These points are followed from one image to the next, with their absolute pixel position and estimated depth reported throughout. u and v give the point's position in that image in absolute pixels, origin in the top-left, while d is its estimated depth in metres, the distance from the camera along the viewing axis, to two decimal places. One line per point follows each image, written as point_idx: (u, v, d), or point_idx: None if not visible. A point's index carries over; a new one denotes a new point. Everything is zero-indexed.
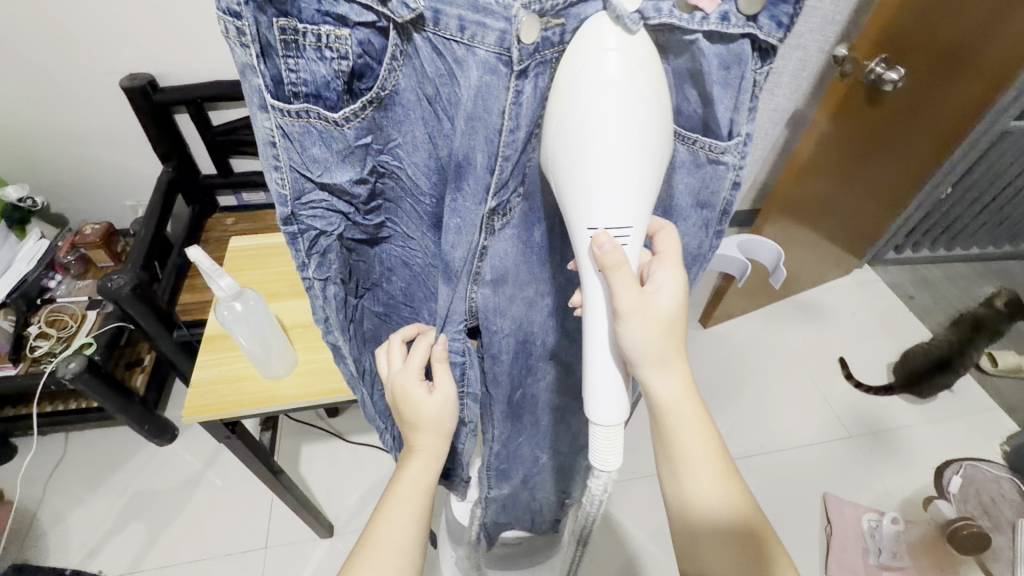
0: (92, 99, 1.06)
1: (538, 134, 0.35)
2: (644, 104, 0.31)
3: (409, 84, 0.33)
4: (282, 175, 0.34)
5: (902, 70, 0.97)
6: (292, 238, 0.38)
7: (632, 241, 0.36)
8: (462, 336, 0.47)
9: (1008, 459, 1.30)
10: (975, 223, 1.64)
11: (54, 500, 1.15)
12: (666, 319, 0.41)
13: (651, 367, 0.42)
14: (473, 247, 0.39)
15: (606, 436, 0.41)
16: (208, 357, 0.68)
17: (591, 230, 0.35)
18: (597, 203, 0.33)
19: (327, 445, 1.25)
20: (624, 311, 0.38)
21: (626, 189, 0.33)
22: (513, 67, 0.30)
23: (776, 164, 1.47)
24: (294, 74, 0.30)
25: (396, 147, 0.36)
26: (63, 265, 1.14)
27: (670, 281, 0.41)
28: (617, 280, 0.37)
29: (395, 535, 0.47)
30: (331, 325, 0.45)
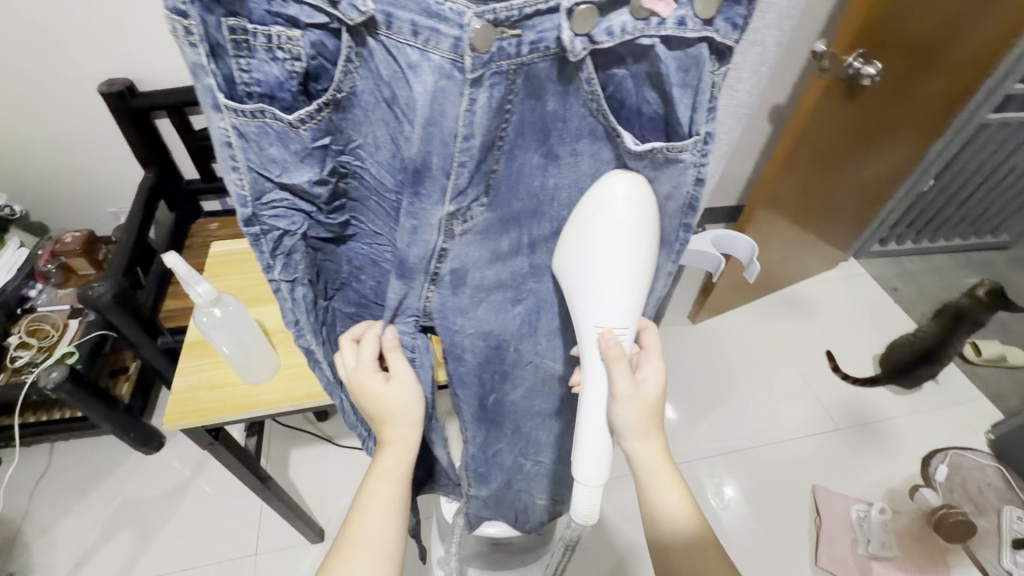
0: (71, 106, 1.05)
1: (497, 144, 0.36)
2: (643, 238, 0.40)
3: (367, 86, 0.33)
4: (241, 175, 0.34)
5: (879, 64, 0.98)
6: (254, 240, 0.38)
7: (628, 337, 0.43)
8: (411, 329, 0.48)
9: (993, 447, 1.32)
10: (957, 214, 1.66)
11: (39, 512, 1.13)
12: (651, 401, 0.47)
13: (638, 440, 0.47)
14: (431, 248, 0.40)
15: (588, 494, 0.46)
16: (188, 364, 0.67)
17: (598, 329, 0.43)
18: (602, 307, 0.42)
19: (316, 449, 1.24)
20: (620, 396, 0.44)
21: (624, 300, 0.42)
22: (467, 74, 0.30)
23: (758, 160, 1.49)
24: (246, 74, 0.30)
25: (358, 147, 0.36)
26: (44, 273, 1.12)
27: (653, 370, 0.49)
28: (616, 370, 0.43)
29: (370, 531, 0.48)
30: (303, 328, 0.45)
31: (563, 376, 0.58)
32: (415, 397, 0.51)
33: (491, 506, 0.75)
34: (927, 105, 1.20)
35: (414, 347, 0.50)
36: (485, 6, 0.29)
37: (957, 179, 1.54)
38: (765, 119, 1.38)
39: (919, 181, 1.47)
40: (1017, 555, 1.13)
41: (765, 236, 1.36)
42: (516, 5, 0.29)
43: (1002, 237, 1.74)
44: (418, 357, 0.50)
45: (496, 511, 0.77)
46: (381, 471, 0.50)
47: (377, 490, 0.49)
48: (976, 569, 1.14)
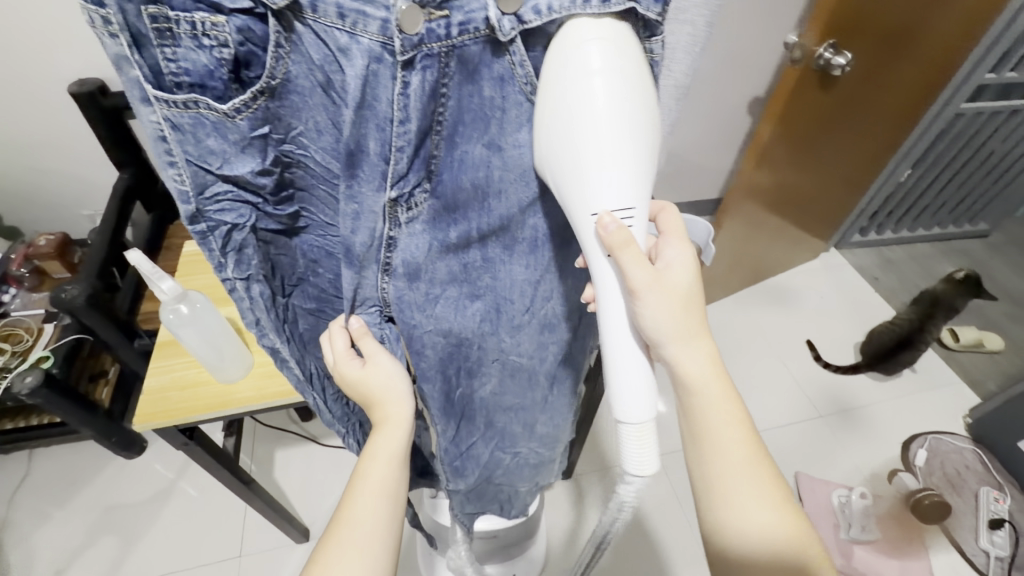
0: (41, 107, 1.03)
1: (435, 129, 0.35)
2: (627, 84, 0.33)
3: (301, 71, 0.33)
4: (180, 169, 0.34)
5: (849, 54, 0.99)
6: (202, 237, 0.37)
7: (635, 221, 0.37)
8: (376, 317, 0.48)
9: (971, 431, 1.34)
10: (934, 203, 1.69)
11: (19, 520, 1.12)
12: (683, 290, 0.45)
13: (675, 344, 0.44)
14: (375, 235, 0.40)
15: (638, 437, 0.43)
16: (159, 364, 0.67)
17: (595, 215, 0.36)
18: (598, 184, 0.35)
19: (301, 449, 1.23)
20: (640, 288, 0.40)
21: (622, 173, 0.35)
22: (397, 55, 0.31)
23: (738, 152, 1.51)
24: (173, 64, 0.30)
25: (299, 135, 0.36)
26: (18, 278, 1.10)
27: (679, 255, 0.46)
28: (628, 257, 0.38)
29: (363, 513, 0.48)
30: (264, 327, 0.45)
31: (534, 369, 0.59)
32: (398, 375, 0.51)
33: (475, 500, 0.75)
34: (899, 94, 1.22)
35: (383, 335, 0.50)
36: None
37: (933, 169, 1.56)
38: (744, 113, 1.40)
39: (896, 170, 1.49)
40: (993, 536, 1.16)
41: (747, 227, 1.37)
42: None
43: (981, 225, 1.78)
44: (389, 345, 0.51)
45: (482, 506, 0.78)
46: (377, 451, 0.51)
47: (372, 472, 0.50)
48: (954, 549, 1.16)
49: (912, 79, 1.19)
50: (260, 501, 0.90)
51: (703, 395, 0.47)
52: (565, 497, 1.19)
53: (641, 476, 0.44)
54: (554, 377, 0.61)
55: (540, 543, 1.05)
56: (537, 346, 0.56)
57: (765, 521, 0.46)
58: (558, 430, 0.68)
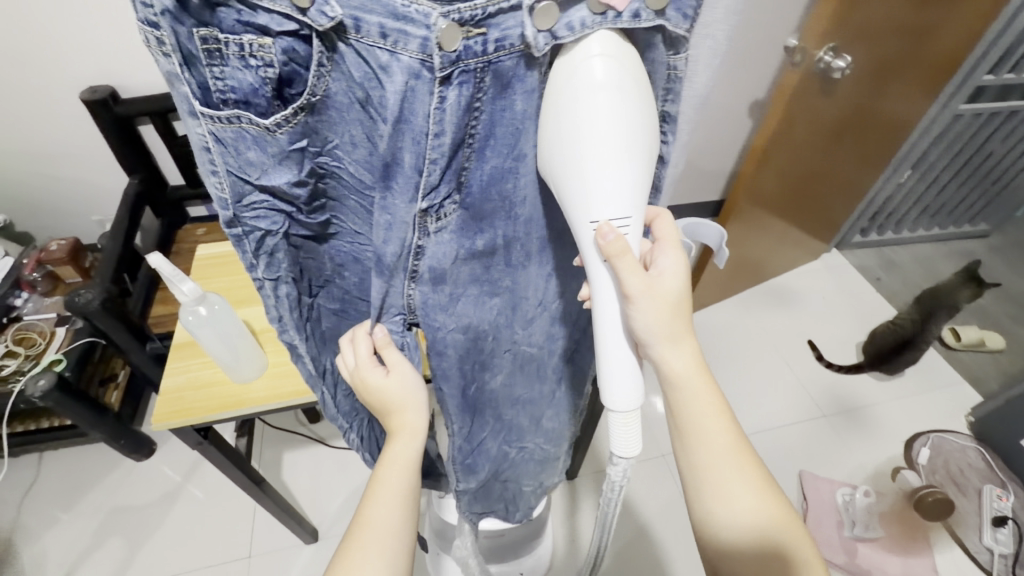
0: (54, 114, 1.05)
1: (467, 142, 0.37)
2: (629, 102, 0.35)
3: (340, 87, 0.34)
4: (221, 179, 0.35)
5: (849, 57, 1.00)
6: (237, 241, 0.39)
7: (632, 230, 0.39)
8: (400, 327, 0.50)
9: (973, 429, 1.35)
10: (935, 204, 1.70)
11: (30, 522, 1.13)
12: (672, 298, 0.45)
13: (663, 344, 0.45)
14: (406, 245, 0.41)
15: (623, 422, 0.44)
16: (177, 364, 0.68)
17: (594, 224, 0.38)
18: (597, 196, 0.37)
19: (308, 450, 1.25)
20: (634, 294, 0.41)
21: (620, 183, 0.36)
22: (436, 73, 0.32)
23: (737, 155, 1.53)
24: (221, 82, 0.32)
25: (334, 147, 0.38)
26: (30, 282, 1.12)
27: (670, 264, 0.47)
28: (622, 265, 0.40)
29: (383, 518, 0.49)
30: (286, 325, 0.47)
31: (543, 360, 0.61)
32: (416, 384, 0.53)
33: (483, 498, 0.77)
34: (896, 97, 1.24)
35: (404, 343, 0.51)
36: (450, 6, 0.31)
37: (934, 169, 1.58)
38: (745, 115, 1.42)
39: (897, 172, 1.52)
40: (997, 533, 1.17)
41: (748, 228, 1.37)
42: (478, 5, 0.31)
43: (981, 226, 1.80)
44: (409, 353, 0.52)
45: (488, 505, 0.80)
46: (394, 459, 0.52)
47: (390, 477, 0.51)
48: (957, 546, 1.17)
49: (910, 82, 1.21)
50: (271, 503, 0.91)
51: (686, 392, 0.48)
52: (569, 498, 1.20)
53: (626, 458, 0.45)
54: (562, 371, 0.63)
55: (547, 542, 1.06)
56: (547, 338, 0.58)
57: (751, 506, 0.47)
58: (564, 424, 0.70)
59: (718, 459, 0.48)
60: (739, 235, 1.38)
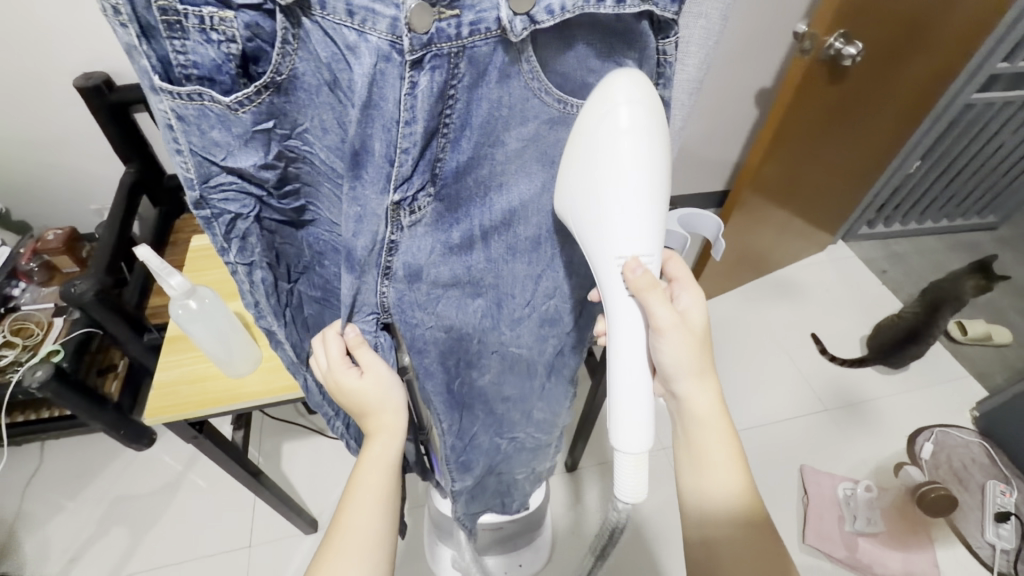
0: (47, 102, 1.03)
1: (439, 131, 0.35)
2: (656, 142, 0.36)
3: (308, 68, 0.32)
4: (186, 158, 0.33)
5: (860, 44, 0.97)
6: (206, 223, 0.37)
7: (654, 264, 0.40)
8: (372, 325, 0.48)
9: (978, 425, 1.33)
10: (944, 195, 1.67)
11: (32, 511, 1.13)
12: (696, 333, 0.47)
13: (690, 382, 0.47)
14: (378, 238, 0.39)
15: (633, 463, 0.43)
16: (170, 358, 0.67)
17: (622, 259, 0.39)
18: (624, 233, 0.38)
19: (307, 442, 1.25)
20: (664, 326, 0.41)
21: (643, 222, 0.38)
22: (406, 57, 0.31)
23: (743, 145, 1.50)
24: (182, 56, 0.29)
25: (304, 131, 0.36)
26: (26, 272, 1.12)
27: (691, 301, 0.48)
28: (653, 299, 0.40)
29: (360, 523, 0.50)
30: (263, 310, 0.45)
31: (533, 360, 0.60)
32: (391, 384, 0.52)
33: (478, 497, 0.77)
34: (906, 85, 1.21)
35: (378, 344, 0.50)
36: None
37: (945, 160, 1.54)
38: (751, 105, 1.39)
39: (906, 162, 1.49)
40: (998, 528, 1.15)
41: (752, 219, 1.35)
42: None
43: (990, 218, 1.77)
44: (384, 353, 0.51)
45: (484, 502, 0.80)
46: (370, 461, 0.52)
47: (369, 481, 0.52)
48: (959, 541, 1.16)
49: (922, 70, 1.18)
50: (270, 495, 0.91)
51: (704, 431, 0.50)
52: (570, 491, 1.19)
53: (632, 502, 0.44)
54: (552, 366, 0.62)
55: (547, 532, 1.06)
56: (537, 339, 0.57)
57: (743, 540, 0.49)
58: (556, 416, 0.69)
59: (715, 492, 0.49)
60: (742, 226, 1.35)
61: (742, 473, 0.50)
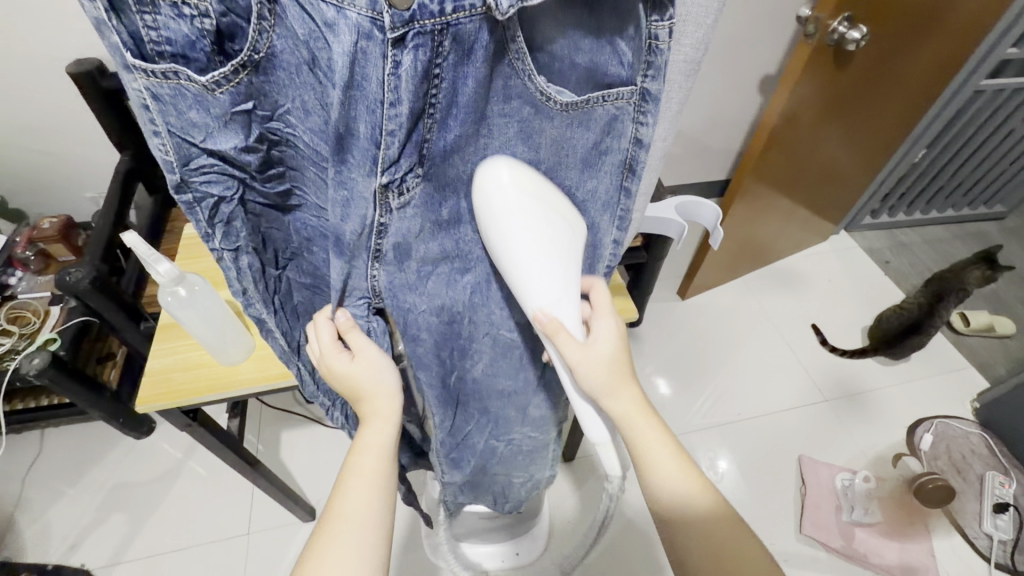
0: (39, 88, 1.01)
1: (426, 112, 0.35)
2: (535, 209, 0.41)
3: (286, 45, 0.32)
4: (164, 141, 0.33)
5: (865, 28, 0.95)
6: (188, 209, 0.37)
7: (565, 309, 0.46)
8: (363, 307, 0.48)
9: (978, 416, 1.33)
10: (950, 185, 1.65)
11: (33, 497, 1.14)
12: (607, 358, 0.49)
13: (606, 397, 0.49)
14: (367, 222, 0.39)
15: (605, 451, 0.53)
16: (163, 346, 0.67)
17: (532, 310, 0.45)
18: (530, 288, 0.44)
19: (306, 430, 1.25)
20: (576, 364, 0.47)
21: (545, 277, 0.44)
22: (388, 34, 0.30)
23: (746, 133, 1.48)
24: (154, 31, 0.29)
25: (286, 112, 0.36)
26: (22, 261, 1.11)
27: (604, 328, 0.50)
28: (563, 341, 0.46)
29: (355, 507, 0.49)
30: (252, 297, 0.45)
31: (526, 347, 0.59)
32: (385, 369, 0.52)
33: (468, 490, 0.78)
34: (913, 71, 1.19)
35: (370, 328, 0.50)
36: None
37: (949, 149, 1.53)
38: (754, 92, 1.37)
39: (912, 150, 1.47)
40: (997, 519, 1.16)
41: (754, 208, 1.33)
42: None
43: (996, 208, 1.75)
44: (377, 338, 0.51)
45: (474, 496, 0.80)
46: (366, 444, 0.52)
47: (363, 465, 0.51)
48: (957, 531, 1.16)
49: (928, 57, 1.17)
50: (269, 484, 0.91)
51: (635, 431, 0.50)
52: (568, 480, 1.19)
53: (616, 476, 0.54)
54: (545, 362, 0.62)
55: (544, 520, 1.07)
56: (529, 318, 0.56)
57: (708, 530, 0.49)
58: (551, 412, 0.68)
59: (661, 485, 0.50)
60: (742, 215, 1.33)
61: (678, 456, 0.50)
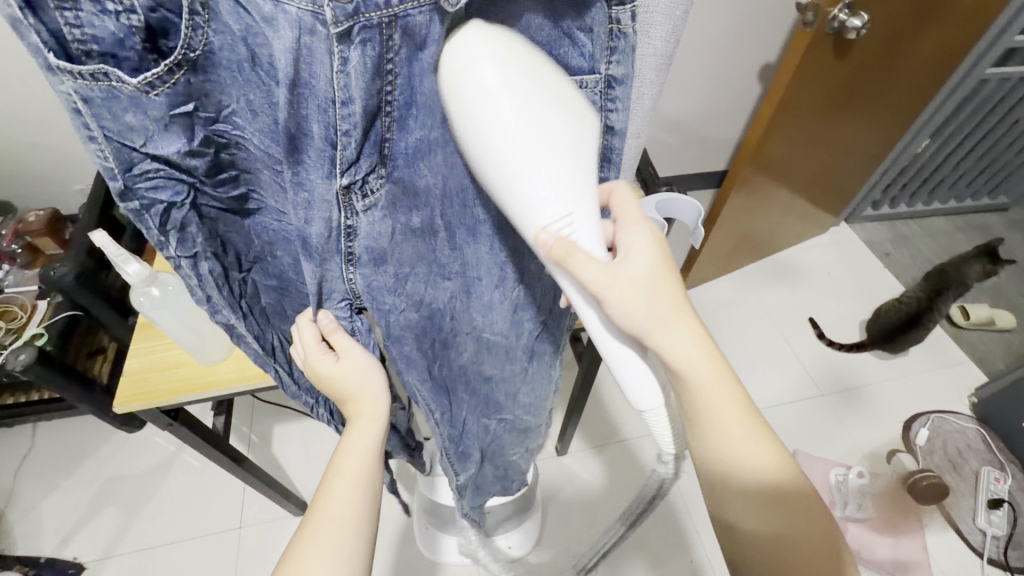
0: (23, 80, 1.00)
1: (382, 113, 0.33)
2: (529, 95, 0.31)
3: (222, 42, 0.30)
4: (102, 146, 0.31)
5: (866, 15, 0.91)
6: (137, 216, 0.35)
7: (574, 226, 0.37)
8: (344, 309, 0.46)
9: (976, 411, 1.32)
10: (954, 174, 1.62)
11: (26, 490, 1.14)
12: (647, 278, 0.42)
13: (653, 333, 0.43)
14: (333, 225, 0.38)
15: (656, 418, 0.48)
16: (141, 345, 0.66)
17: (532, 229, 0.36)
18: (530, 203, 0.35)
19: (298, 424, 1.25)
20: (601, 294, 0.40)
21: (546, 181, 0.34)
22: (332, 28, 0.28)
23: (745, 123, 1.45)
24: (78, 30, 0.27)
25: (232, 113, 0.34)
26: (9, 254, 1.10)
27: (637, 241, 0.43)
28: (578, 264, 0.38)
29: (339, 508, 0.49)
30: (217, 304, 0.44)
31: (511, 345, 0.58)
32: (370, 369, 0.52)
33: (478, 493, 0.80)
34: (916, 59, 1.15)
35: (353, 328, 0.49)
36: None
37: (954, 139, 1.49)
38: (754, 80, 1.34)
39: (915, 141, 1.44)
40: (991, 515, 1.16)
41: (752, 200, 1.30)
42: None
43: (1002, 199, 1.71)
44: (361, 337, 0.51)
45: (486, 492, 0.81)
46: (351, 447, 0.52)
47: (347, 466, 0.51)
48: (950, 527, 1.16)
49: (928, 47, 1.14)
50: (257, 479, 0.91)
51: (698, 379, 0.44)
52: (563, 474, 1.19)
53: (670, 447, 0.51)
54: (533, 352, 0.60)
55: (536, 515, 1.07)
56: (510, 324, 0.55)
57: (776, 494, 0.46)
58: (541, 399, 0.68)
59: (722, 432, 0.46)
60: (739, 208, 1.30)
61: (737, 393, 0.46)
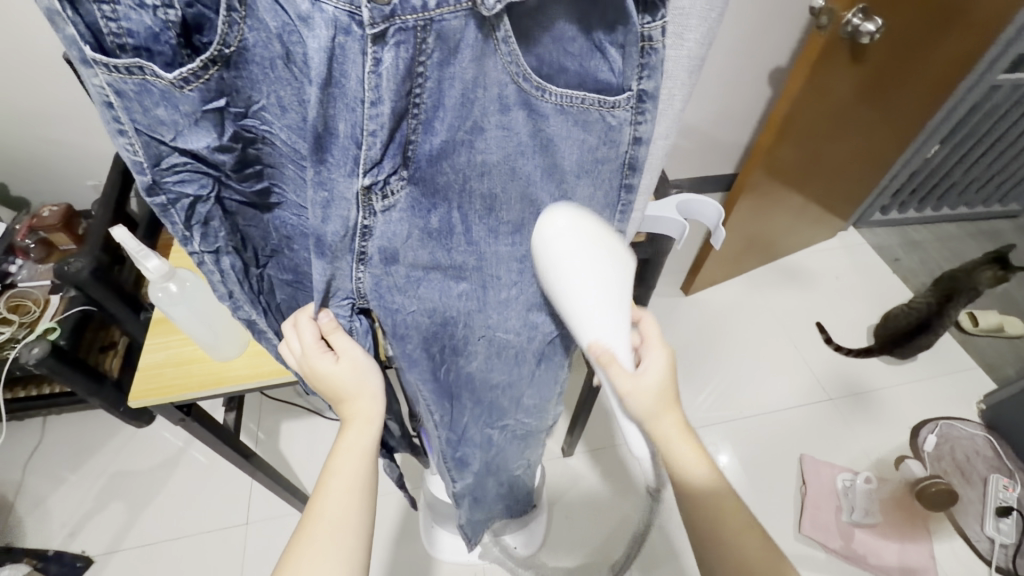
0: (41, 79, 1.01)
1: (407, 113, 0.35)
2: (595, 251, 0.44)
3: (257, 39, 0.31)
4: (131, 140, 0.31)
5: (881, 20, 0.91)
6: (162, 211, 0.36)
7: (617, 342, 0.48)
8: (346, 308, 0.46)
9: (983, 417, 1.31)
10: (964, 181, 1.61)
11: (34, 484, 1.15)
12: (656, 389, 0.51)
13: (649, 421, 0.52)
14: (350, 224, 0.38)
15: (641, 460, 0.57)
16: (155, 341, 0.67)
17: (587, 341, 0.48)
18: (589, 323, 0.47)
19: (307, 422, 1.25)
20: (624, 391, 0.50)
21: (602, 308, 0.46)
22: (367, 29, 0.30)
23: (755, 126, 1.45)
24: (114, 23, 0.27)
25: (261, 109, 0.35)
26: (24, 249, 1.11)
27: (655, 359, 0.52)
28: (614, 370, 0.49)
29: (337, 508, 0.49)
30: (238, 299, 0.44)
31: (521, 348, 0.56)
32: (369, 368, 0.51)
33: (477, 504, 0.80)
34: (928, 65, 1.15)
35: (353, 328, 0.49)
36: None
37: (964, 145, 1.49)
38: (765, 84, 1.34)
39: (925, 146, 1.44)
40: (1000, 523, 1.15)
41: (762, 202, 1.30)
42: None
43: (1011, 206, 1.71)
44: (361, 338, 0.50)
45: (489, 510, 0.84)
46: (347, 446, 0.52)
47: (343, 466, 0.51)
48: (958, 535, 1.15)
49: (941, 53, 1.14)
50: (266, 476, 0.91)
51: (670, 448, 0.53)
52: (568, 474, 1.19)
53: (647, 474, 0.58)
54: (542, 355, 0.58)
55: (542, 514, 1.07)
56: (525, 324, 0.53)
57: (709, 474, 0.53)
58: (546, 401, 0.65)
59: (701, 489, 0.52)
60: (750, 211, 1.30)
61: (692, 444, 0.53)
